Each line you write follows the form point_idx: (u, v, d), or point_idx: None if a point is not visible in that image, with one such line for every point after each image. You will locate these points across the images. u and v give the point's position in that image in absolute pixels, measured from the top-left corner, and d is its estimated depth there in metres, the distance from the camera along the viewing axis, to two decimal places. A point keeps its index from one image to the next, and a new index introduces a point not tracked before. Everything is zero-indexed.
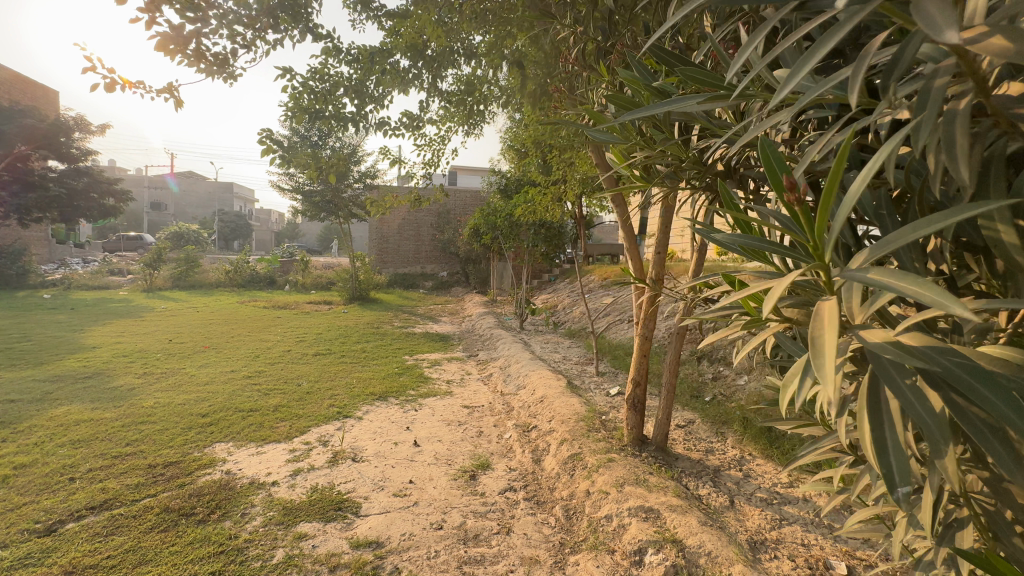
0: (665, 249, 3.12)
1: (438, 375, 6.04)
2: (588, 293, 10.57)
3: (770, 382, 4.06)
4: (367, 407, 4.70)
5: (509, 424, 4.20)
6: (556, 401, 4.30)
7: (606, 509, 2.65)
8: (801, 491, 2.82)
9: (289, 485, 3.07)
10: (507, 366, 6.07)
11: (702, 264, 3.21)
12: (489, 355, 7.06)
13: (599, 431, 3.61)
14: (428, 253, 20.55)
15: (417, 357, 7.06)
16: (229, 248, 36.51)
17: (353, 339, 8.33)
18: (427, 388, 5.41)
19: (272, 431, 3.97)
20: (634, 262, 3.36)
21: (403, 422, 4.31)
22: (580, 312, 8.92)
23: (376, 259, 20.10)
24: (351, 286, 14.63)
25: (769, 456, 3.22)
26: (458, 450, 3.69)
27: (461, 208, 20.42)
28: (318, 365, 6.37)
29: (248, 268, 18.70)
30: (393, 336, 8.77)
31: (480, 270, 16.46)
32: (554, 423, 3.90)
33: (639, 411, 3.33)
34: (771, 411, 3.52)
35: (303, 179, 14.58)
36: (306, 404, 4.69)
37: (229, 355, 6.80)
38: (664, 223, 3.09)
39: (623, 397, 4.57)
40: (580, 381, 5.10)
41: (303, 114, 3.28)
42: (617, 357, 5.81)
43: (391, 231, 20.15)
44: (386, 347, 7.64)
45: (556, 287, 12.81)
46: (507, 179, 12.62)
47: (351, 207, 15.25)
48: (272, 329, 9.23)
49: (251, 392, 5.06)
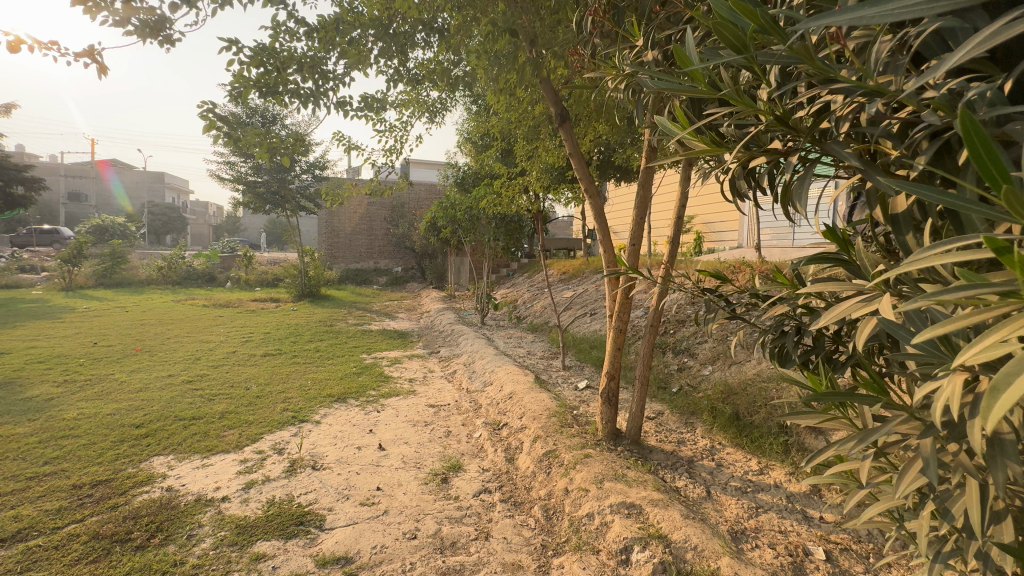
0: (640, 240, 3.07)
1: (400, 373, 5.80)
2: (548, 287, 10.58)
3: (733, 372, 4.15)
4: (324, 410, 4.41)
5: (478, 422, 4.06)
6: (525, 397, 4.20)
7: (587, 508, 2.58)
8: (771, 478, 2.87)
9: (241, 499, 2.80)
10: (471, 362, 5.92)
11: (674, 256, 3.20)
12: (451, 351, 6.88)
13: (572, 426, 3.54)
14: (382, 247, 19.97)
15: (376, 355, 6.78)
16: (162, 243, 33.90)
17: (305, 338, 7.88)
18: (389, 387, 5.17)
19: (219, 440, 3.63)
20: (608, 254, 3.30)
21: (365, 424, 4.08)
22: (542, 306, 8.90)
23: (327, 254, 19.28)
24: (301, 283, 13.94)
25: (739, 445, 3.26)
26: (426, 452, 3.51)
27: (416, 201, 19.94)
28: (268, 366, 5.96)
29: (185, 264, 17.42)
30: (348, 333, 8.40)
31: (437, 264, 16.15)
32: (525, 420, 3.80)
33: (613, 405, 3.28)
34: (738, 401, 3.59)
35: (246, 168, 13.67)
36: (257, 409, 4.34)
37: (165, 358, 6.23)
38: (638, 214, 3.04)
39: (591, 390, 4.54)
40: (547, 376, 5.04)
41: (253, 92, 2.99)
42: (582, 350, 5.80)
43: (342, 225, 19.38)
44: (342, 345, 7.28)
45: (515, 282, 12.77)
46: (465, 172, 12.40)
47: (299, 199, 14.50)
48: (215, 330, 8.59)
49: (193, 398, 4.63)
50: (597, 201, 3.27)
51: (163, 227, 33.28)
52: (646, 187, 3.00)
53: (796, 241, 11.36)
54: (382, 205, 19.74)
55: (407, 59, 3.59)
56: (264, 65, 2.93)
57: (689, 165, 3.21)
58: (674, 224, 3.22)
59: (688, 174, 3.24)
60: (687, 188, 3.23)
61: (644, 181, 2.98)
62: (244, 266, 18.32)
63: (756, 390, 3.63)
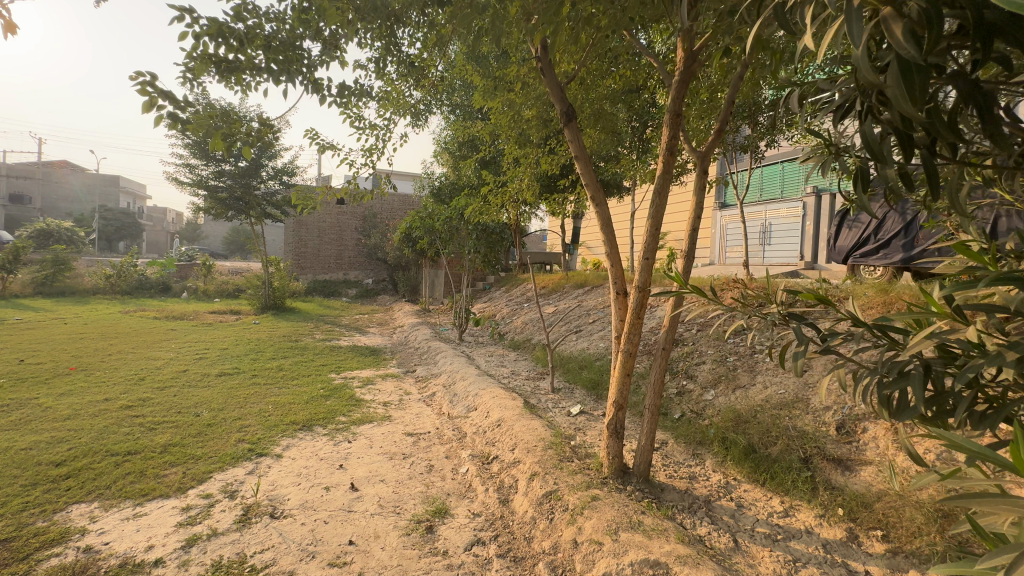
0: (654, 255, 2.76)
1: (373, 396, 5.28)
2: (526, 302, 10.23)
3: (738, 398, 3.88)
4: (287, 440, 3.88)
5: (464, 455, 3.63)
6: (516, 425, 3.80)
7: (602, 567, 2.20)
8: (800, 522, 2.57)
9: (179, 564, 2.28)
10: (451, 384, 5.46)
11: (688, 273, 2.90)
12: (428, 370, 6.41)
13: (573, 460, 3.17)
14: (353, 258, 19.22)
15: (346, 374, 6.23)
16: (115, 250, 31.87)
17: (267, 355, 7.24)
18: (361, 413, 4.65)
19: (157, 482, 3.07)
20: (616, 268, 2.97)
21: (334, 458, 3.58)
22: (524, 321, 8.53)
23: (294, 265, 18.41)
24: (264, 294, 13.13)
25: (757, 481, 2.95)
26: (407, 493, 3.06)
27: (389, 212, 19.37)
28: (223, 388, 5.33)
29: (136, 272, 16.22)
30: (315, 350, 7.79)
31: (410, 277, 15.58)
32: (518, 452, 3.40)
33: (619, 438, 2.92)
34: (750, 429, 3.30)
35: (208, 171, 12.81)
36: (206, 441, 3.76)
37: (102, 380, 5.50)
38: (652, 226, 2.72)
39: (586, 416, 4.16)
40: (536, 399, 4.65)
41: (207, 69, 2.52)
42: (570, 371, 5.45)
43: (310, 235, 18.57)
44: (308, 363, 6.70)
45: (492, 296, 12.36)
46: (441, 182, 12.05)
47: (265, 206, 13.73)
48: (164, 345, 7.80)
49: (130, 427, 4.00)
50: (604, 211, 2.94)
51: (115, 233, 31.31)
52: (662, 195, 2.69)
53: (769, 260, 11.51)
54: (353, 214, 19.11)
55: (393, 48, 3.22)
56: (226, 42, 2.49)
57: (705, 173, 2.93)
58: (689, 237, 2.93)
59: (702, 184, 2.95)
60: (700, 200, 2.94)
61: (659, 189, 2.67)
62: (202, 276, 17.23)
63: (768, 418, 3.35)
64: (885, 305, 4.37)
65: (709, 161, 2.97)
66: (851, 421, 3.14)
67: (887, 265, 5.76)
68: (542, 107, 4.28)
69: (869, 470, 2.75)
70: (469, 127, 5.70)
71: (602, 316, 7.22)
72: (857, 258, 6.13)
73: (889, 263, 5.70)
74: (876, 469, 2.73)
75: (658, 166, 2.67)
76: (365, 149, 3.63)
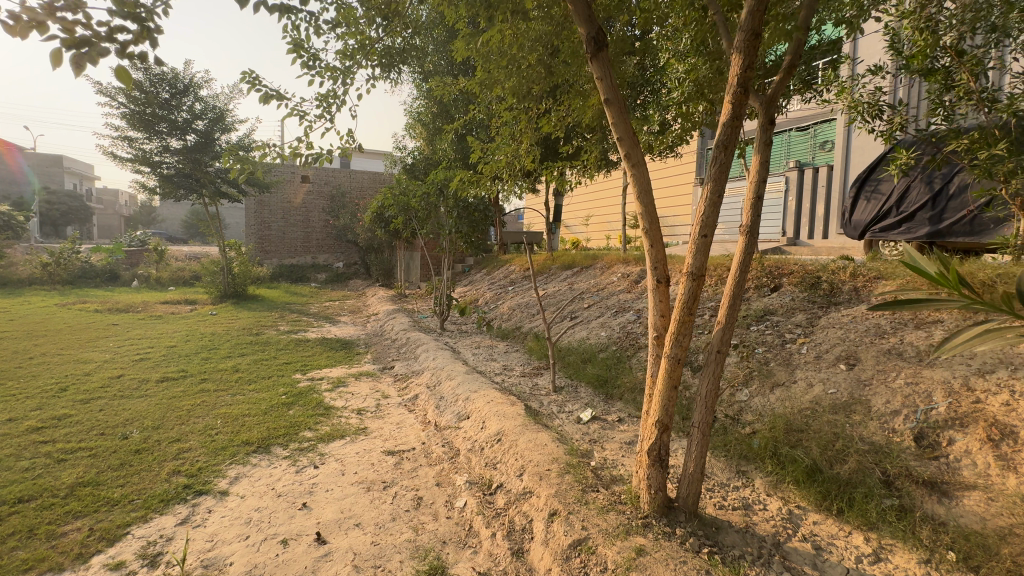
0: (713, 233, 2.06)
1: (345, 401, 4.55)
2: (510, 286, 9.55)
3: (779, 397, 3.34)
4: (235, 470, 3.11)
5: (460, 481, 2.97)
6: (520, 440, 3.14)
7: None
8: (900, 572, 2.02)
9: None
10: (436, 383, 4.78)
11: (750, 254, 2.22)
12: (408, 366, 5.69)
13: (600, 492, 2.54)
14: (320, 241, 18.03)
15: (313, 374, 5.43)
16: (61, 235, 29.52)
17: (222, 353, 6.33)
18: (331, 424, 3.92)
19: (50, 547, 2.28)
20: (656, 250, 2.28)
21: (295, 493, 2.85)
22: (510, 307, 7.86)
23: (257, 249, 17.10)
24: (223, 281, 12.03)
25: (829, 511, 2.39)
26: (390, 543, 2.36)
27: (358, 189, 18.35)
28: (163, 398, 4.48)
29: (79, 260, 14.76)
30: (279, 344, 6.95)
31: (383, 260, 14.66)
32: (528, 479, 2.75)
33: (664, 466, 2.28)
34: (807, 442, 2.72)
35: (151, 143, 11.44)
36: (130, 477, 2.96)
37: (13, 392, 4.56)
38: (713, 193, 2.00)
39: (599, 423, 3.55)
40: (537, 403, 3.99)
41: None
42: (571, 366, 4.81)
43: (273, 216, 17.23)
44: (269, 363, 5.86)
45: (472, 279, 11.66)
46: (414, 158, 11.19)
47: (219, 183, 12.48)
48: (102, 344, 6.80)
49: (32, 460, 3.15)
50: (644, 174, 2.22)
51: (60, 217, 28.76)
52: (728, 148, 1.96)
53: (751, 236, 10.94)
54: (319, 194, 17.87)
55: None
56: None
57: (770, 125, 2.20)
58: (751, 209, 2.21)
59: (767, 139, 2.22)
60: (765, 159, 2.21)
61: (725, 141, 1.96)
62: (154, 262, 15.79)
63: (828, 427, 2.79)
64: (929, 284, 3.82)
65: (774, 107, 2.24)
66: (931, 430, 2.60)
67: (910, 240, 5.26)
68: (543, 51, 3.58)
69: (974, 497, 2.20)
70: (449, 85, 4.87)
71: (598, 301, 6.59)
72: (875, 232, 5.63)
73: (912, 239, 5.21)
74: (984, 496, 2.19)
75: (723, 111, 1.95)
76: (320, 96, 2.77)
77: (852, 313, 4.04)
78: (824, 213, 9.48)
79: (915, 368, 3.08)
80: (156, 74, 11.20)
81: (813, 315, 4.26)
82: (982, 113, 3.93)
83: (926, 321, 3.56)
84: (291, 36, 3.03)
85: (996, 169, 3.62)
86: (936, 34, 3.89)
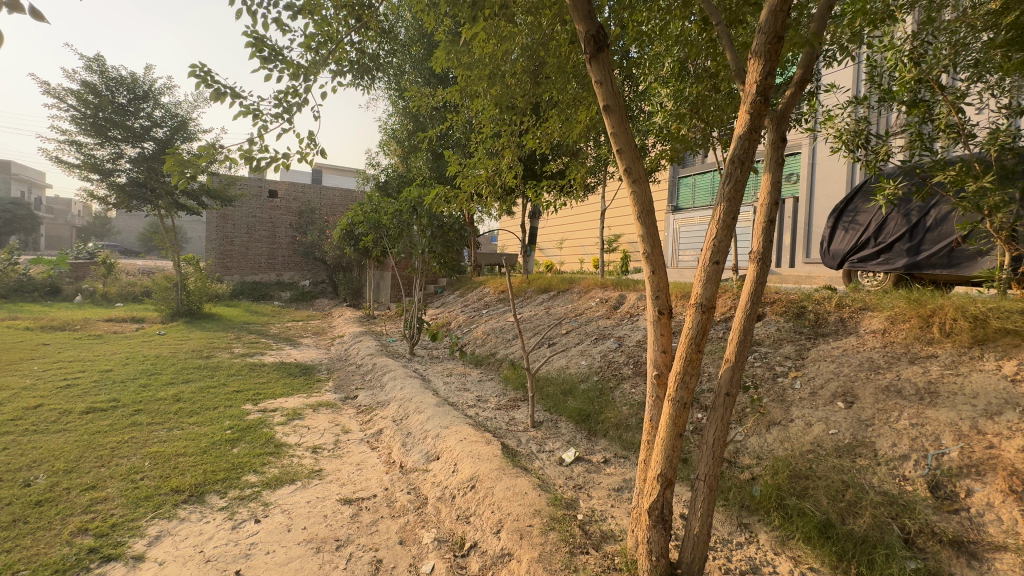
0: (725, 259, 1.81)
1: (299, 436, 4.07)
2: (485, 309, 9.23)
3: (775, 437, 3.10)
4: (158, 527, 2.62)
5: (427, 538, 2.57)
6: (496, 488, 2.77)
7: None
8: None
9: None
10: (403, 416, 4.36)
11: (762, 283, 1.98)
12: (373, 395, 5.24)
13: (592, 556, 2.19)
14: (286, 258, 17.29)
15: (265, 405, 4.90)
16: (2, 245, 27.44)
17: (164, 379, 5.70)
18: (280, 466, 3.44)
19: None
20: (658, 278, 2.02)
21: (228, 558, 2.38)
22: (484, 331, 7.51)
23: (217, 265, 16.22)
24: (175, 298, 11.21)
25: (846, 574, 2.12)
26: None
27: (328, 206, 17.84)
28: (84, 434, 3.88)
29: (14, 272, 13.54)
30: (230, 369, 6.35)
31: (351, 279, 14.11)
32: (506, 538, 2.39)
33: (668, 527, 1.96)
34: (815, 491, 2.47)
35: (102, 148, 10.69)
36: (20, 540, 2.42)
37: None
38: (726, 215, 1.77)
39: (583, 466, 3.22)
40: (515, 441, 3.63)
41: None
42: (551, 398, 4.48)
43: (236, 231, 16.44)
44: (216, 390, 5.28)
45: (444, 301, 11.27)
46: (388, 175, 10.91)
47: (176, 196, 11.64)
48: (23, 368, 6.02)
49: None
50: (645, 192, 1.97)
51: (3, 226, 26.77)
52: (744, 166, 1.74)
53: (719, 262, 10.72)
54: (287, 209, 17.24)
55: None
56: None
57: (782, 144, 1.99)
58: (764, 233, 1.98)
59: (777, 158, 2.01)
60: (777, 179, 1.98)
61: (741, 155, 1.74)
62: (101, 277, 14.69)
63: (834, 473, 2.56)
64: (919, 316, 3.71)
65: (786, 124, 2.02)
66: (946, 479, 2.40)
67: (888, 271, 5.27)
68: (528, 62, 3.39)
69: (1007, 560, 1.99)
70: (426, 96, 4.61)
71: (577, 327, 6.32)
72: (853, 262, 5.62)
73: (890, 270, 5.21)
74: (1019, 559, 1.98)
75: (739, 124, 1.74)
76: (279, 93, 2.45)
77: (842, 346, 3.88)
78: (791, 243, 9.63)
79: (917, 407, 2.90)
80: (113, 79, 10.62)
81: (802, 347, 4.09)
82: (966, 146, 3.91)
83: (920, 355, 3.42)
84: (250, 29, 2.71)
85: (983, 202, 3.59)
86: (922, 70, 3.89)
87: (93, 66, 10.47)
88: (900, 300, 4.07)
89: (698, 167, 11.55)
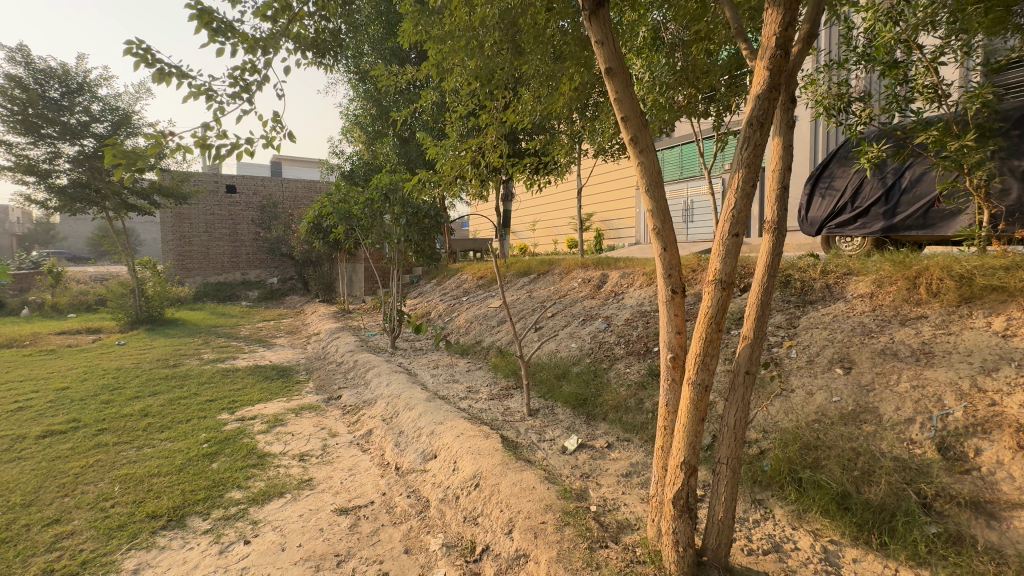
0: (746, 230, 1.68)
1: (283, 443, 3.84)
2: (464, 296, 9.02)
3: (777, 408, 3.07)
4: (135, 560, 2.38)
5: (434, 545, 2.42)
6: (503, 485, 2.64)
7: None
8: None
9: None
10: (392, 414, 4.18)
11: (778, 254, 1.87)
12: (358, 394, 5.02)
13: (612, 550, 2.09)
14: (250, 256, 16.55)
15: (243, 412, 4.62)
16: None
17: (128, 393, 5.31)
18: (266, 479, 3.21)
19: None
20: (670, 254, 1.88)
21: None
22: (466, 320, 7.33)
23: (176, 267, 15.39)
24: (133, 305, 10.56)
25: (868, 543, 2.10)
26: None
27: (291, 200, 17.05)
28: (42, 461, 3.54)
29: None
30: (201, 376, 5.99)
31: (322, 273, 13.61)
32: (520, 538, 2.26)
33: (693, 515, 1.87)
34: (828, 462, 2.44)
35: (36, 148, 9.82)
36: None
37: None
38: (746, 182, 1.64)
39: (587, 453, 3.12)
40: (514, 432, 3.50)
41: None
42: (544, 385, 4.36)
43: (194, 231, 15.60)
44: (188, 401, 4.96)
45: (421, 291, 11.00)
46: (353, 163, 10.45)
47: (125, 195, 10.83)
48: None
49: None
50: (653, 162, 1.83)
51: None
52: (763, 128, 1.61)
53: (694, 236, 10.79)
54: (248, 205, 16.43)
55: None
56: None
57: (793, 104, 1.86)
58: (777, 202, 1.87)
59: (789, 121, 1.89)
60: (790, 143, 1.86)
61: (759, 116, 1.61)
62: (49, 287, 13.72)
63: (844, 441, 2.53)
64: (905, 277, 3.74)
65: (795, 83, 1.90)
66: (954, 440, 2.41)
67: (866, 235, 5.34)
68: (504, 31, 3.15)
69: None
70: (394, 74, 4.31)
71: (562, 309, 6.21)
72: (831, 228, 5.68)
73: (868, 233, 5.28)
74: None
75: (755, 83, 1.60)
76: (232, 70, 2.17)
77: (832, 312, 3.88)
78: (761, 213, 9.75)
79: (914, 369, 2.91)
80: (41, 70, 9.73)
81: (792, 315, 4.09)
82: (943, 105, 3.92)
83: (911, 317, 3.44)
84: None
85: (964, 160, 3.60)
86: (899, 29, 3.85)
87: (16, 57, 9.55)
88: (885, 262, 4.09)
89: (668, 142, 11.52)
